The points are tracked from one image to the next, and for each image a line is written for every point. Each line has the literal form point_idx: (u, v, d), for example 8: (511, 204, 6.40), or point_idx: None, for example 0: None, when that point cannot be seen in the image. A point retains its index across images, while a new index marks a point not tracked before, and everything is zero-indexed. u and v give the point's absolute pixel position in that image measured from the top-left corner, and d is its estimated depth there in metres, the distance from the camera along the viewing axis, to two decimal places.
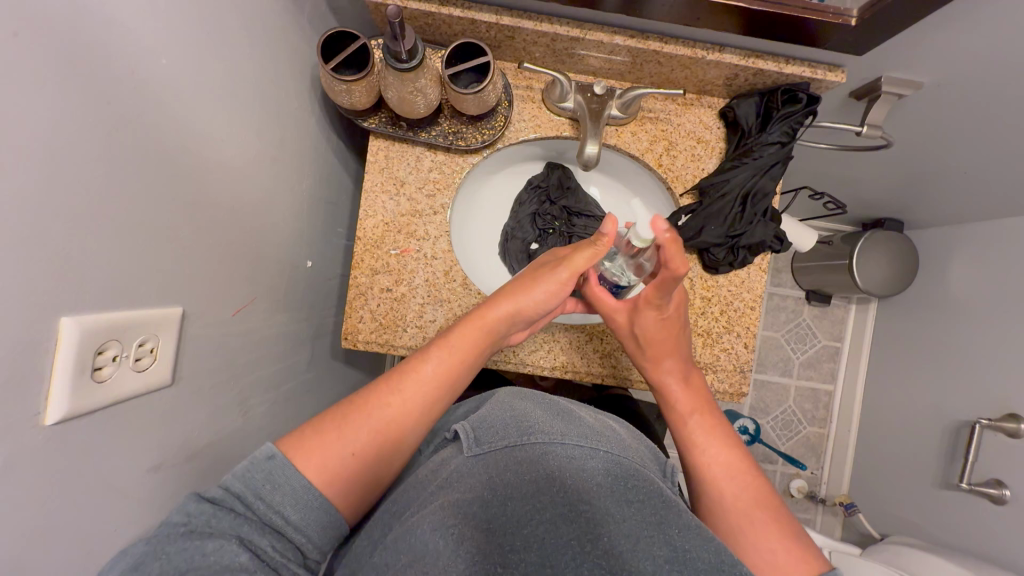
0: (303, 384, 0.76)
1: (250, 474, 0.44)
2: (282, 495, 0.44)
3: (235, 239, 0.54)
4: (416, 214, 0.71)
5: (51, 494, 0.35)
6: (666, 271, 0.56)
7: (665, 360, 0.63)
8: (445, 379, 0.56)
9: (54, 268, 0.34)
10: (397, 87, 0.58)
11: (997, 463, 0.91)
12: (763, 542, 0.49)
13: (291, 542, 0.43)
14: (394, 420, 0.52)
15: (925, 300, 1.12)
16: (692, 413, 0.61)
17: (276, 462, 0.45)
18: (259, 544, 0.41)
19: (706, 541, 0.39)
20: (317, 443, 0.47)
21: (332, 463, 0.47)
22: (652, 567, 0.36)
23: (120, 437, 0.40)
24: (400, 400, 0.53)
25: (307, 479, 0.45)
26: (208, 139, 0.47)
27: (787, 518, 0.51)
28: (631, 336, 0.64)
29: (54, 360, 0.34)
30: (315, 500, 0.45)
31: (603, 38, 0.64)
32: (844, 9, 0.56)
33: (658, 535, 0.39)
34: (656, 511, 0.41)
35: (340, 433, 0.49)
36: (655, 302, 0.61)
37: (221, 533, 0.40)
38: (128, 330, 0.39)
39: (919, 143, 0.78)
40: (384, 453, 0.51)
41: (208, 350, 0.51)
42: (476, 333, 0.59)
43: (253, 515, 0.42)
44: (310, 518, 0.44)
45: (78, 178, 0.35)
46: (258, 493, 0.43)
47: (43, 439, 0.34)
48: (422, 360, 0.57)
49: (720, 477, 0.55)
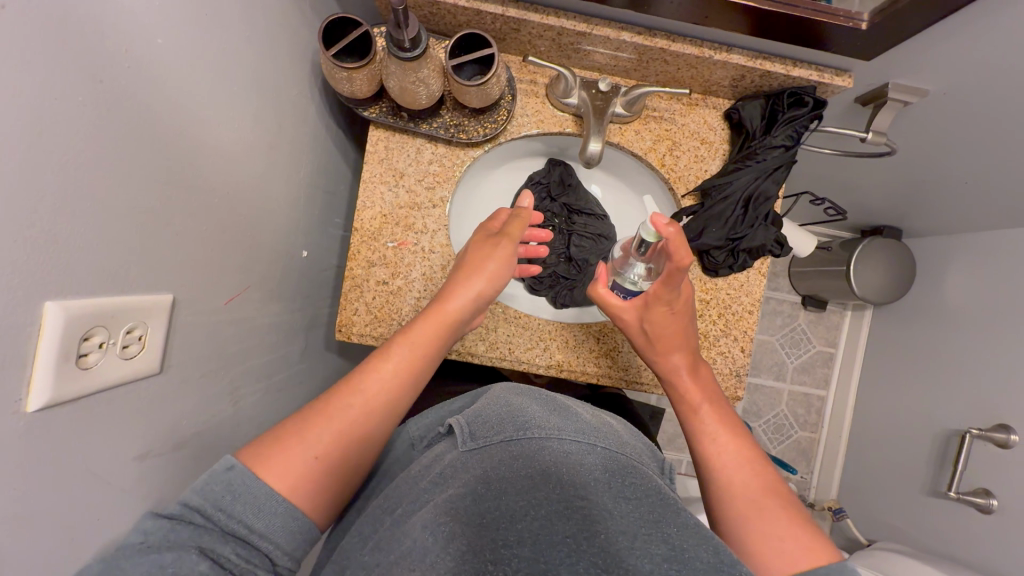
0: (294, 375, 0.75)
1: (210, 488, 0.43)
2: (243, 505, 0.43)
3: (229, 227, 0.53)
4: (415, 206, 0.70)
5: (31, 483, 0.34)
6: (671, 263, 0.58)
7: (674, 355, 0.62)
8: (407, 371, 0.56)
9: (40, 250, 0.33)
10: (399, 76, 0.57)
11: (987, 473, 0.91)
12: (770, 530, 0.49)
13: (258, 551, 0.43)
14: (358, 423, 0.51)
15: (921, 308, 1.12)
16: (703, 405, 0.60)
17: (236, 473, 0.44)
18: (221, 553, 0.41)
19: (705, 539, 0.37)
20: (279, 452, 0.47)
21: (296, 468, 0.46)
22: (651, 565, 0.34)
23: (105, 425, 0.39)
24: (362, 399, 0.53)
25: (269, 486, 0.44)
26: (204, 124, 0.47)
27: (796, 512, 0.50)
28: (641, 332, 0.63)
29: (38, 344, 0.33)
30: (279, 506, 0.44)
31: (611, 34, 0.63)
32: (855, 13, 0.56)
33: (655, 532, 0.37)
34: (653, 509, 0.40)
35: (302, 438, 0.48)
36: (665, 299, 0.61)
37: (180, 544, 0.39)
38: (116, 316, 0.39)
39: (922, 151, 0.77)
40: (353, 454, 0.50)
41: (198, 339, 0.50)
42: (435, 324, 0.59)
43: (214, 525, 0.41)
44: (276, 525, 0.44)
45: (70, 159, 0.34)
46: (218, 504, 0.42)
47: (25, 426, 0.33)
48: (384, 358, 0.56)
49: (729, 467, 0.55)
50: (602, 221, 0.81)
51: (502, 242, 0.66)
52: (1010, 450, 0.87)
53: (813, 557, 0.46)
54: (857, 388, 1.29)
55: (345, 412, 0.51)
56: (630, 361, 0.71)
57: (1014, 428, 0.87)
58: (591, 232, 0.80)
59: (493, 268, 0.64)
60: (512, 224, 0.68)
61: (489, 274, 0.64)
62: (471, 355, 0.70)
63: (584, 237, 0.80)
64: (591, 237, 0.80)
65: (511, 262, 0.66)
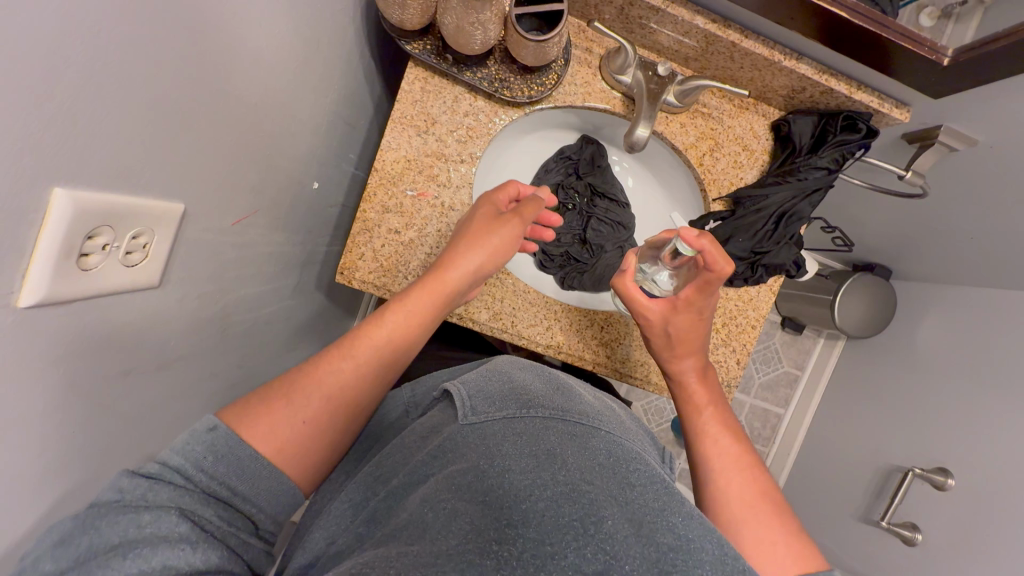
0: (283, 309, 0.71)
1: (191, 447, 0.40)
2: (226, 467, 0.41)
3: (248, 142, 0.48)
4: (442, 157, 0.66)
5: (14, 385, 0.30)
6: (707, 273, 0.60)
7: (687, 358, 0.63)
8: (399, 344, 0.55)
9: (57, 127, 0.29)
10: (458, 13, 0.52)
11: (921, 511, 0.96)
12: (763, 533, 0.50)
13: (241, 512, 0.41)
14: (346, 388, 0.51)
15: (889, 348, 1.16)
16: (707, 407, 0.62)
17: (219, 434, 0.42)
18: (203, 514, 0.38)
19: (708, 532, 0.36)
20: (263, 413, 0.45)
21: (283, 433, 0.45)
22: (656, 555, 0.33)
23: (98, 333, 0.36)
24: (353, 365, 0.52)
25: (255, 449, 0.43)
26: (245, 22, 0.42)
27: (786, 517, 0.52)
28: (662, 334, 0.62)
29: (41, 231, 0.29)
30: (263, 470, 0.43)
31: (684, 16, 0.60)
32: (941, 46, 0.55)
33: (661, 521, 0.36)
34: (659, 496, 0.38)
35: (289, 402, 0.47)
36: (695, 305, 0.62)
37: (158, 505, 0.36)
38: (125, 217, 0.35)
39: (941, 199, 0.78)
40: (341, 418, 0.50)
41: (200, 260, 0.47)
42: (432, 296, 0.57)
43: (194, 487, 0.39)
44: (261, 488, 0.43)
45: (107, 32, 0.30)
46: (200, 465, 0.40)
47: (13, 321, 0.29)
48: (377, 325, 0.55)
49: (725, 470, 0.56)
50: (623, 210, 0.79)
51: (514, 218, 0.63)
52: (945, 492, 0.92)
53: (799, 566, 0.47)
54: (814, 412, 1.33)
55: (336, 379, 0.50)
56: (628, 355, 0.70)
57: (952, 473, 0.92)
58: (610, 219, 0.78)
59: (499, 243, 0.61)
60: (526, 205, 0.65)
61: (494, 248, 0.61)
62: (471, 321, 0.68)
63: (602, 222, 0.77)
64: (609, 223, 0.78)
65: (517, 240, 0.64)
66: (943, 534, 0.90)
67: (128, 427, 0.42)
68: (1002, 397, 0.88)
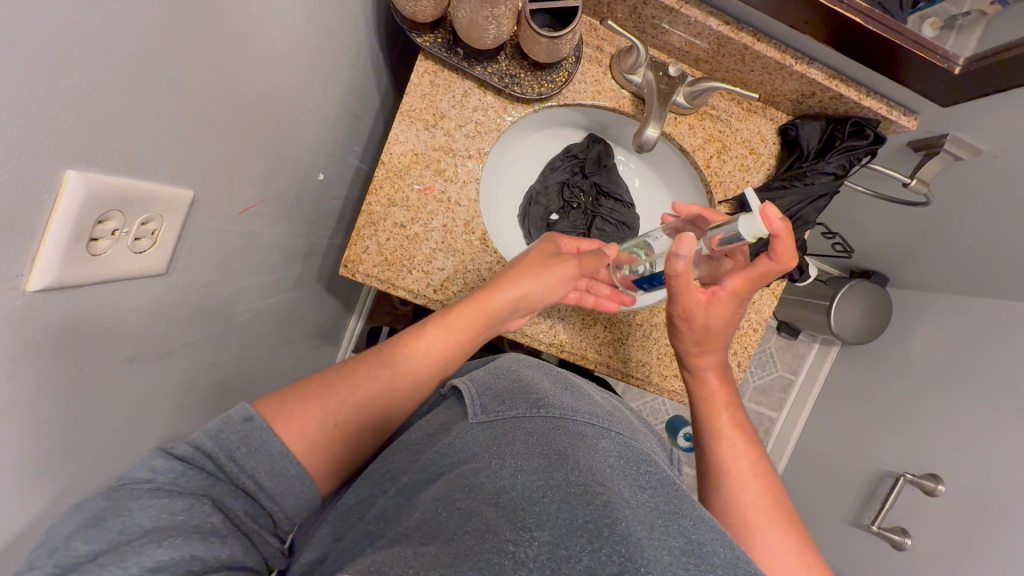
0: (285, 301, 0.70)
1: (225, 436, 0.40)
2: (257, 462, 0.41)
3: (258, 130, 0.48)
4: (449, 152, 0.66)
5: (21, 368, 0.30)
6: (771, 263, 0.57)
7: (709, 355, 0.63)
8: (435, 361, 0.56)
9: (70, 109, 0.28)
10: (473, 6, 0.52)
11: (911, 515, 0.97)
12: (775, 540, 0.51)
13: (263, 509, 0.41)
14: (381, 396, 0.51)
15: (883, 355, 1.17)
16: (724, 409, 0.62)
17: (255, 425, 0.42)
18: (231, 508, 0.38)
19: (718, 535, 0.36)
20: (298, 411, 0.45)
21: (312, 434, 0.45)
22: (669, 559, 0.33)
23: (106, 319, 0.36)
24: (389, 375, 0.52)
25: (285, 445, 0.43)
26: (259, 8, 0.41)
27: (797, 525, 0.53)
28: (698, 325, 0.62)
29: (52, 216, 0.29)
30: (292, 468, 0.42)
31: (696, 17, 0.60)
32: (953, 54, 0.56)
33: (671, 524, 0.36)
34: (669, 500, 0.38)
35: (324, 404, 0.47)
36: (738, 296, 0.60)
37: (191, 493, 0.36)
38: (135, 203, 0.34)
39: (943, 207, 0.78)
40: (367, 419, 0.49)
41: (207, 249, 0.46)
42: (475, 319, 0.58)
43: (225, 477, 0.39)
44: (286, 488, 0.42)
45: (125, 14, 0.29)
46: (232, 455, 0.40)
47: (21, 305, 0.29)
48: (418, 338, 0.56)
49: (741, 474, 0.56)
50: (629, 210, 0.78)
51: (570, 260, 0.61)
52: (934, 498, 0.93)
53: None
54: (808, 417, 1.34)
55: (371, 387, 0.50)
56: (631, 355, 0.70)
57: (942, 478, 0.93)
58: (614, 218, 0.77)
59: (552, 281, 0.60)
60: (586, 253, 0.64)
61: (545, 286, 0.60)
62: None
63: (607, 221, 0.77)
64: (614, 223, 0.77)
65: (569, 283, 0.61)
66: (934, 539, 0.91)
67: (132, 414, 0.42)
68: (992, 406, 0.90)
